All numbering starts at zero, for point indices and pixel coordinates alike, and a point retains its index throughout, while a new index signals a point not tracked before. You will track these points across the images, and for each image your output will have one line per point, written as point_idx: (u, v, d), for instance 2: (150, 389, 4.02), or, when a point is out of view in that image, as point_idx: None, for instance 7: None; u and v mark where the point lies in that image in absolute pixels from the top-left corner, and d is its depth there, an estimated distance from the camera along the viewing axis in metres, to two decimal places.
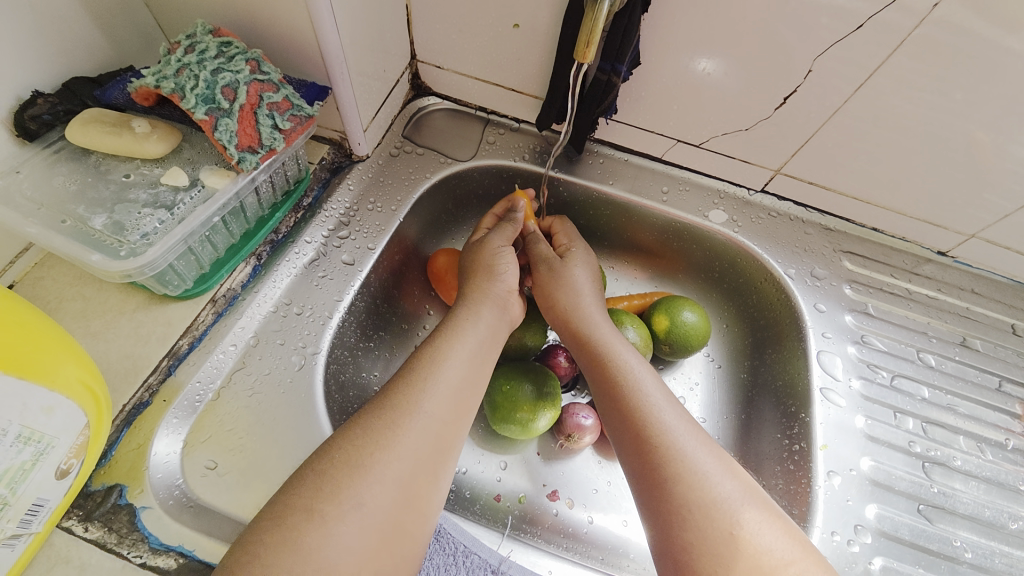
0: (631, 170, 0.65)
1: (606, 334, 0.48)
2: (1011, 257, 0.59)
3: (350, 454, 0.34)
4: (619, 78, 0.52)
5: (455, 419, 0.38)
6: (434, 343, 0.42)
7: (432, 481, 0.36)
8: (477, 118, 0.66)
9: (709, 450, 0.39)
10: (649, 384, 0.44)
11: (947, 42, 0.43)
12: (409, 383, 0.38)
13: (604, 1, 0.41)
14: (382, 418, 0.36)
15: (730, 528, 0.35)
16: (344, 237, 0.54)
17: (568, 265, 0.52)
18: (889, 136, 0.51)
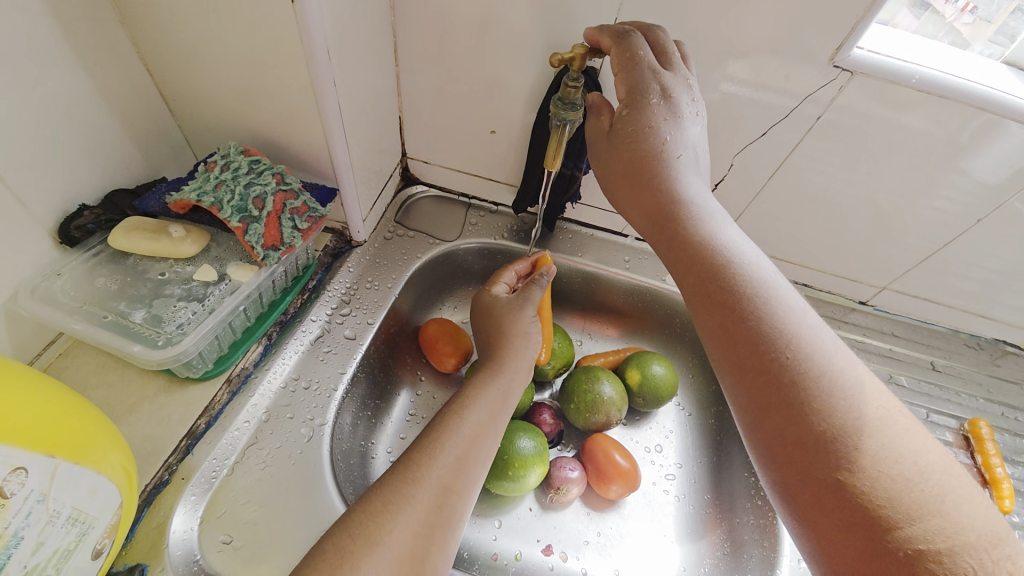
0: (597, 243, 0.75)
1: (704, 230, 0.41)
2: (918, 303, 0.70)
3: (369, 528, 0.37)
4: (581, 172, 0.63)
5: (460, 484, 0.42)
6: (444, 415, 0.46)
7: (434, 549, 0.39)
8: (460, 203, 0.76)
9: (840, 369, 0.36)
10: (766, 288, 0.39)
11: (845, 128, 0.55)
12: (427, 453, 0.43)
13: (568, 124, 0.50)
14: (399, 489, 0.40)
15: (874, 451, 0.33)
16: (346, 313, 0.60)
17: (647, 146, 0.43)
18: (806, 205, 0.63)
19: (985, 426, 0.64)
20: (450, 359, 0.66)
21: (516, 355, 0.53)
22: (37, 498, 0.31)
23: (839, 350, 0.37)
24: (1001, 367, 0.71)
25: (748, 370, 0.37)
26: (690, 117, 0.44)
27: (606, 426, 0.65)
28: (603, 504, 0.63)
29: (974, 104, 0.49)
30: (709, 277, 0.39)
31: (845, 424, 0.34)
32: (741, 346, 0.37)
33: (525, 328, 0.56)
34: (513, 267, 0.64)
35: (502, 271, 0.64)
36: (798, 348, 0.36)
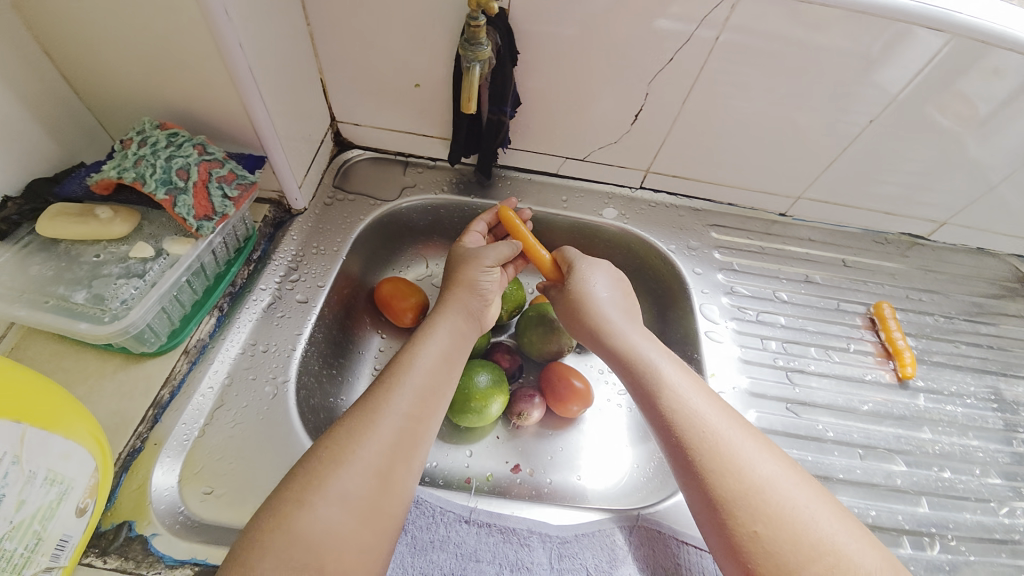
0: (534, 186, 0.77)
1: (629, 346, 0.54)
2: (830, 208, 0.77)
3: (335, 451, 0.42)
4: (506, 116, 0.64)
5: (423, 416, 0.47)
6: (400, 356, 0.50)
7: (400, 469, 0.43)
8: (397, 162, 0.77)
9: (746, 442, 0.46)
10: (675, 381, 0.51)
11: (742, 47, 0.57)
12: (388, 386, 0.47)
13: (475, 66, 0.51)
14: (363, 418, 0.44)
15: (778, 507, 0.43)
16: (296, 279, 0.62)
17: (583, 293, 0.58)
18: (721, 126, 0.66)
19: (886, 304, 0.69)
20: (407, 313, 0.69)
21: (471, 307, 0.57)
22: (11, 461, 0.34)
23: (746, 429, 0.48)
24: (907, 257, 0.79)
25: (681, 458, 0.47)
26: (614, 275, 0.61)
27: (559, 354, 0.71)
28: (562, 423, 0.69)
29: (851, 9, 0.53)
30: (627, 363, 0.53)
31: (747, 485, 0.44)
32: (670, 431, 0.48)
33: (487, 278, 0.58)
34: (484, 219, 0.67)
35: (473, 221, 0.67)
36: (695, 409, 0.48)
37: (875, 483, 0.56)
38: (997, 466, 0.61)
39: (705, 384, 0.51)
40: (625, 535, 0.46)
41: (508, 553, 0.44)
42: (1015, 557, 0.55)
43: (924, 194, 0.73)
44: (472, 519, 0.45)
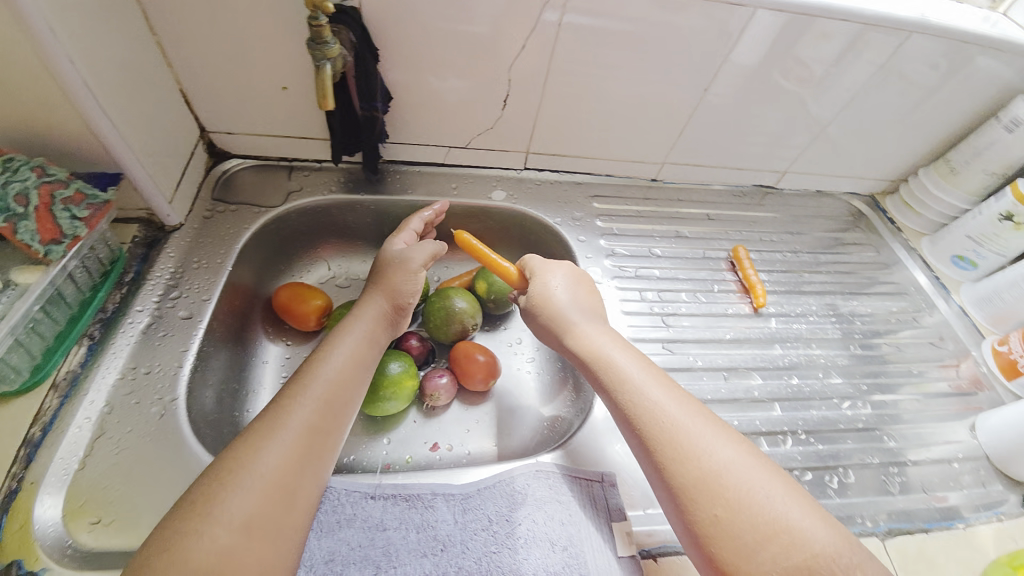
0: (423, 177, 0.79)
1: (592, 346, 0.55)
2: (692, 169, 0.86)
3: (229, 468, 0.41)
4: (379, 112, 0.66)
5: (327, 425, 0.47)
6: (308, 365, 0.51)
7: (299, 483, 0.43)
8: (280, 167, 0.76)
9: (705, 429, 0.46)
10: (635, 375, 0.51)
11: (584, 28, 0.63)
12: (292, 395, 0.47)
13: (326, 65, 0.53)
14: (263, 431, 0.44)
15: (735, 489, 0.42)
16: (176, 296, 0.60)
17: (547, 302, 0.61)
18: (583, 104, 0.72)
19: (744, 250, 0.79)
20: (310, 316, 0.70)
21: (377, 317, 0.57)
22: None
23: (708, 419, 0.48)
24: (762, 205, 0.91)
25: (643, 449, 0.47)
26: (572, 274, 0.64)
27: (466, 334, 0.74)
28: (474, 398, 0.73)
29: None
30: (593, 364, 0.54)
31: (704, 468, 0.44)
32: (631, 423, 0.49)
33: (413, 279, 0.60)
34: (421, 214, 0.69)
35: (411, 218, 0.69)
36: (655, 402, 0.49)
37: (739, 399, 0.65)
38: (836, 368, 0.72)
39: (667, 378, 0.52)
40: (523, 481, 0.50)
41: (413, 518, 0.46)
42: (858, 439, 0.65)
43: (763, 148, 0.83)
44: (377, 495, 0.47)
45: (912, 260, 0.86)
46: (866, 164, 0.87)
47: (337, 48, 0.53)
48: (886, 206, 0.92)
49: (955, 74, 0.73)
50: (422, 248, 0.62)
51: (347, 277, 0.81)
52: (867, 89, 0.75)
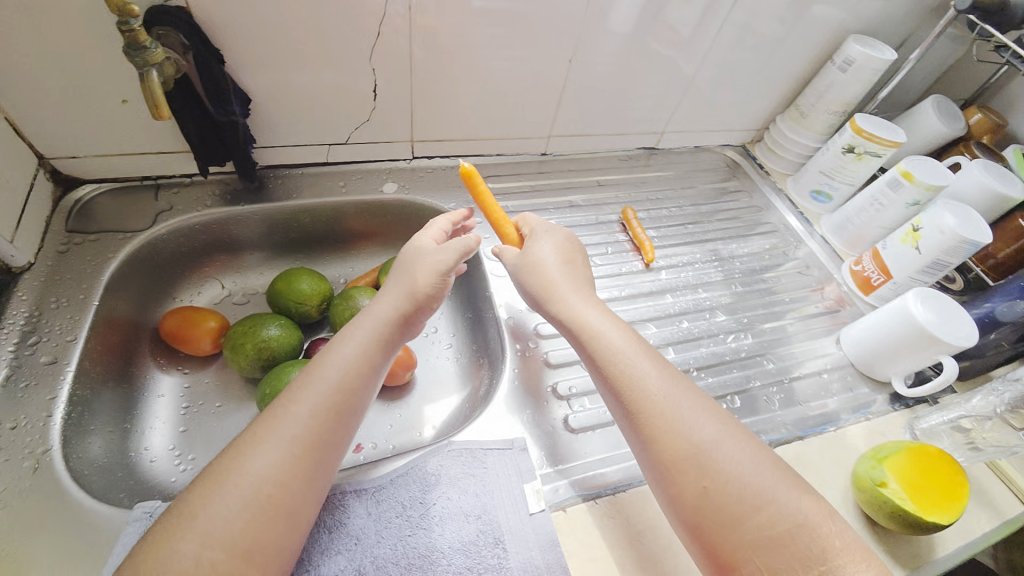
0: (308, 179, 0.77)
1: (585, 324, 0.55)
2: (577, 139, 0.89)
3: (208, 485, 0.41)
4: (237, 115, 0.62)
5: (318, 443, 0.45)
6: (303, 378, 0.47)
7: (295, 506, 0.42)
8: (144, 188, 0.70)
9: (694, 408, 0.50)
10: (629, 352, 0.53)
11: (438, 10, 0.63)
12: (281, 410, 0.45)
13: (152, 72, 0.50)
14: (245, 445, 0.43)
15: (722, 467, 0.46)
16: (36, 342, 0.56)
17: (546, 281, 0.59)
18: (456, 86, 0.72)
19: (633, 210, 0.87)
20: (204, 339, 0.67)
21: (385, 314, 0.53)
22: None
23: (696, 397, 0.51)
24: (649, 166, 0.96)
25: (637, 423, 0.50)
26: (565, 244, 0.63)
27: None
28: (394, 393, 0.73)
29: None
30: (583, 343, 0.55)
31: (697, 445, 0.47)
32: (622, 400, 0.51)
33: (430, 274, 0.54)
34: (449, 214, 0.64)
35: (436, 219, 0.64)
36: (647, 380, 0.51)
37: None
38: (720, 307, 0.79)
39: (659, 356, 0.54)
40: (434, 464, 0.51)
41: (325, 519, 0.47)
42: (741, 367, 0.72)
43: (639, 111, 0.88)
44: None
45: (779, 200, 0.94)
46: (733, 117, 0.95)
47: (161, 53, 0.50)
48: (755, 153, 1.01)
49: (788, 26, 0.80)
50: (450, 249, 0.57)
51: (243, 293, 0.77)
52: (719, 47, 0.81)
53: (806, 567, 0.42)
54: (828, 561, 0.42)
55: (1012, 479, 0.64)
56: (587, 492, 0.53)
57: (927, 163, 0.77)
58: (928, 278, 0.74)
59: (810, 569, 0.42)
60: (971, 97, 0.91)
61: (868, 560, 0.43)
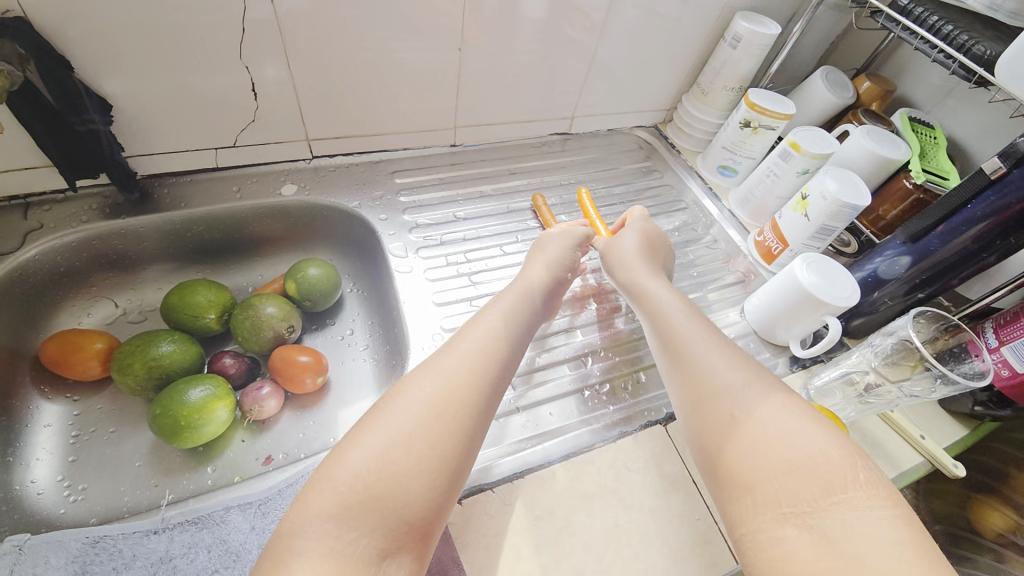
0: (198, 186, 0.73)
1: (652, 293, 0.66)
2: (486, 128, 0.89)
3: (390, 398, 0.49)
4: (100, 123, 0.61)
5: (452, 403, 0.48)
6: (457, 337, 0.56)
7: (437, 444, 0.45)
8: (11, 207, 0.65)
9: (738, 364, 0.54)
10: (688, 313, 0.62)
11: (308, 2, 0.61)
12: (436, 358, 0.53)
13: None
14: (417, 376, 0.51)
15: (748, 405, 0.50)
16: None
17: (622, 263, 0.72)
18: (344, 80, 0.71)
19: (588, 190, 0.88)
20: (93, 363, 0.63)
21: (528, 294, 0.64)
22: None
23: (750, 361, 0.56)
24: (563, 151, 0.96)
25: (683, 364, 0.56)
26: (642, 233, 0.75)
27: (284, 337, 0.71)
28: (305, 401, 0.71)
29: None
30: (650, 307, 0.65)
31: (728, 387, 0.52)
32: (673, 348, 0.59)
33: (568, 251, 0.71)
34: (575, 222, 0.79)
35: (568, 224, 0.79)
36: (701, 334, 0.58)
37: (547, 333, 0.70)
38: None
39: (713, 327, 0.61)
40: None
41: (203, 538, 0.46)
42: None
43: (544, 98, 0.88)
44: (159, 529, 0.46)
45: (691, 178, 0.97)
46: (641, 98, 0.96)
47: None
48: (667, 133, 1.03)
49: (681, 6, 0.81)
50: (576, 233, 0.74)
51: (139, 310, 0.73)
52: (616, 30, 0.81)
53: (824, 494, 0.42)
54: (848, 492, 0.42)
55: (909, 434, 0.66)
56: (483, 483, 0.53)
57: (817, 133, 0.81)
58: (819, 244, 0.78)
59: (827, 496, 0.42)
60: (862, 66, 0.94)
61: (892, 500, 0.41)
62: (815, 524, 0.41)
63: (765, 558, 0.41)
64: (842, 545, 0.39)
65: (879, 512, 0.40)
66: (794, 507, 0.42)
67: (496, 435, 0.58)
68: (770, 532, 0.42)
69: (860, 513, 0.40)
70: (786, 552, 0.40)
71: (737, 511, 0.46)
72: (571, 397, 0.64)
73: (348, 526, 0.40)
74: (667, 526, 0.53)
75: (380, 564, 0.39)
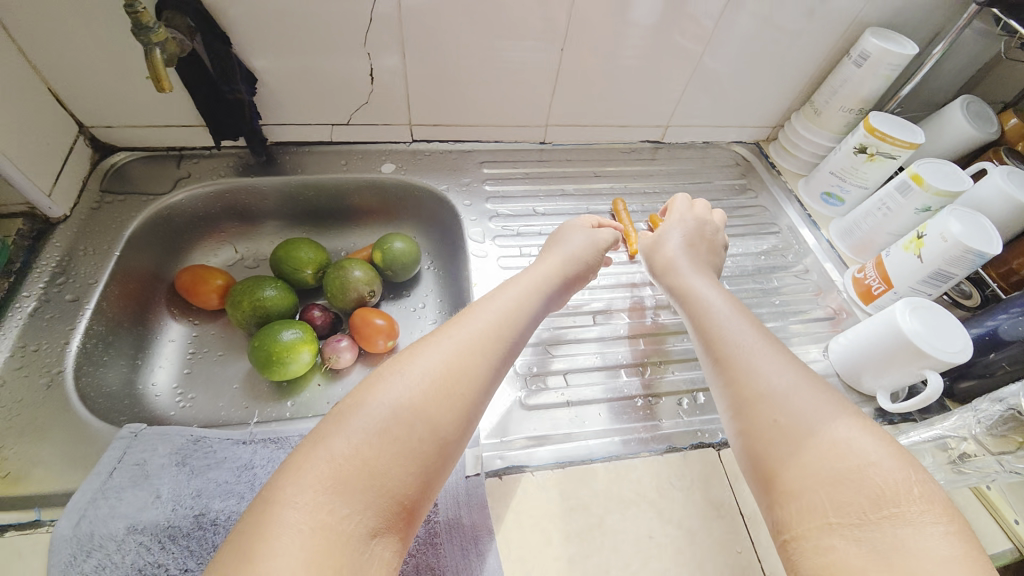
0: (314, 156, 0.83)
1: (701, 297, 0.62)
2: (578, 129, 0.90)
3: (394, 365, 0.47)
4: (244, 93, 0.70)
5: (461, 379, 0.47)
6: (475, 307, 0.55)
7: (439, 425, 0.44)
8: (170, 157, 0.79)
9: (785, 373, 0.49)
10: (732, 322, 0.56)
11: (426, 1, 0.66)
12: (456, 325, 0.52)
13: (154, 48, 0.55)
14: (425, 344, 0.49)
15: (800, 411, 0.46)
16: (64, 281, 0.66)
17: (671, 263, 0.69)
18: (448, 74, 0.76)
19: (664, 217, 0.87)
20: (212, 296, 0.75)
21: (542, 281, 0.62)
22: None
23: (799, 371, 0.50)
24: (653, 159, 0.95)
25: (727, 369, 0.52)
26: (697, 233, 0.72)
27: (365, 300, 0.78)
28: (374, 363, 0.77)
29: None
30: (697, 310, 0.60)
31: (782, 395, 0.48)
32: (715, 351, 0.55)
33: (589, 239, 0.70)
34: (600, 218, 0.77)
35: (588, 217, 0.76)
36: (743, 341, 0.54)
37: (592, 336, 0.70)
38: None
39: (765, 333, 0.55)
40: None
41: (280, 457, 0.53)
42: None
43: (639, 104, 0.87)
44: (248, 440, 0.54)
45: (789, 202, 0.91)
46: (745, 112, 0.92)
47: (162, 32, 0.56)
48: (769, 152, 0.97)
49: (798, 19, 0.77)
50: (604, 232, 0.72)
51: (253, 258, 0.85)
52: (722, 42, 0.79)
53: (873, 507, 0.39)
54: (902, 506, 0.39)
55: (1007, 518, 0.58)
56: (524, 466, 0.56)
57: (946, 168, 0.73)
58: (931, 290, 0.70)
59: (877, 510, 0.39)
60: (1016, 99, 0.82)
61: (949, 516, 0.38)
62: (864, 536, 0.38)
63: (811, 567, 0.39)
64: (894, 560, 0.36)
65: (934, 529, 0.37)
66: (841, 517, 0.39)
67: (544, 423, 0.60)
68: (816, 541, 0.39)
69: (916, 529, 0.37)
70: (834, 561, 0.38)
71: (780, 517, 0.43)
72: (622, 403, 0.63)
73: (339, 502, 0.38)
74: (703, 550, 0.52)
75: (368, 542, 0.37)
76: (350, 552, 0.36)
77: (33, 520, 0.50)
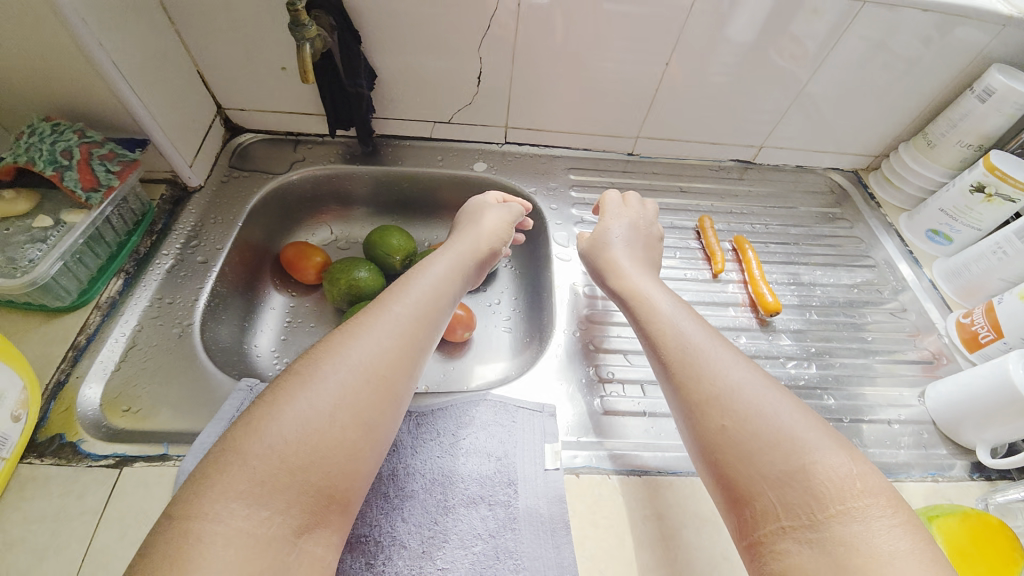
0: (414, 150, 0.88)
1: (647, 302, 0.58)
2: (668, 144, 0.90)
3: (311, 364, 0.45)
4: (364, 89, 0.75)
5: (387, 370, 0.47)
6: (405, 285, 0.56)
7: (362, 411, 0.44)
8: (288, 141, 0.86)
9: (731, 377, 0.47)
10: (678, 331, 0.53)
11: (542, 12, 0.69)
12: (384, 306, 0.52)
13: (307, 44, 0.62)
14: (349, 332, 0.49)
15: (746, 413, 0.44)
16: (197, 244, 0.73)
17: (611, 262, 0.66)
18: (550, 83, 0.79)
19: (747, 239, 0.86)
20: (311, 271, 0.80)
21: (461, 265, 0.62)
22: None
23: (744, 372, 0.48)
24: (741, 180, 0.94)
25: (675, 373, 0.50)
26: (634, 230, 0.70)
27: None
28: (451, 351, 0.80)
29: None
30: (642, 315, 0.57)
31: (729, 403, 0.46)
32: (660, 356, 0.52)
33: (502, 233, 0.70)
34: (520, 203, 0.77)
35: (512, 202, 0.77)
36: (687, 346, 0.51)
37: None
38: (786, 331, 0.75)
39: (714, 337, 0.52)
40: (473, 408, 0.59)
41: None
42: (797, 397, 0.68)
43: (734, 123, 0.86)
44: None
45: (888, 236, 0.87)
46: (846, 139, 0.89)
47: (314, 28, 0.62)
48: (868, 182, 0.94)
49: (920, 49, 0.74)
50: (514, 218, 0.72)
51: (347, 240, 0.90)
52: (832, 67, 0.77)
53: (819, 506, 0.39)
54: (849, 503, 0.39)
55: None
56: (601, 468, 0.57)
57: None
58: None
59: (823, 509, 0.38)
60: None
61: (892, 506, 0.39)
62: (815, 538, 0.38)
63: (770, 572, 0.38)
64: (846, 559, 0.36)
65: (883, 521, 0.38)
66: (793, 521, 0.39)
67: (620, 429, 0.61)
68: (772, 545, 0.39)
69: (868, 524, 0.37)
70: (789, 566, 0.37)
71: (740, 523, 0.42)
72: None
73: (260, 505, 0.38)
74: None
75: (295, 542, 0.39)
76: (275, 553, 0.37)
77: (155, 454, 0.54)
